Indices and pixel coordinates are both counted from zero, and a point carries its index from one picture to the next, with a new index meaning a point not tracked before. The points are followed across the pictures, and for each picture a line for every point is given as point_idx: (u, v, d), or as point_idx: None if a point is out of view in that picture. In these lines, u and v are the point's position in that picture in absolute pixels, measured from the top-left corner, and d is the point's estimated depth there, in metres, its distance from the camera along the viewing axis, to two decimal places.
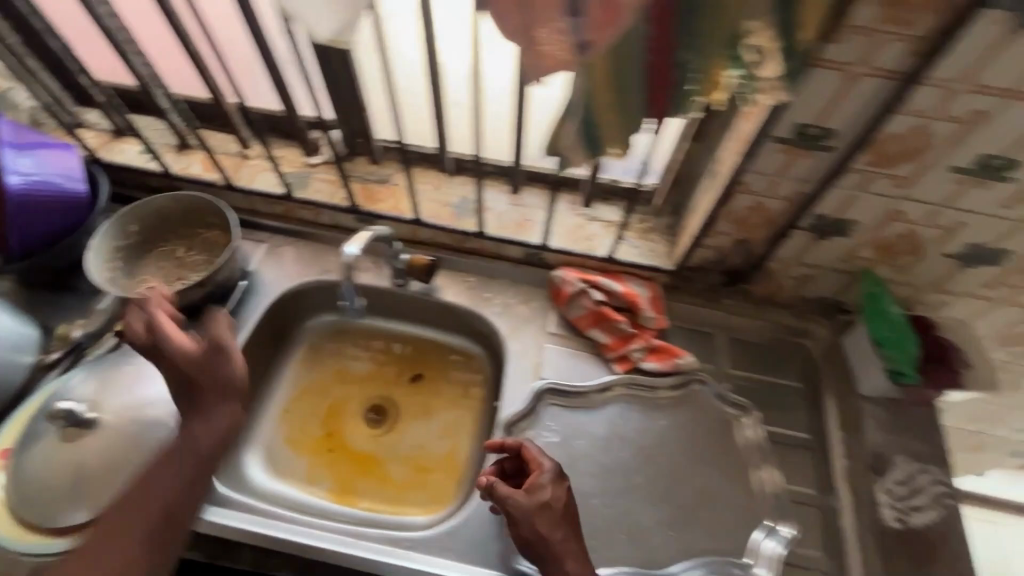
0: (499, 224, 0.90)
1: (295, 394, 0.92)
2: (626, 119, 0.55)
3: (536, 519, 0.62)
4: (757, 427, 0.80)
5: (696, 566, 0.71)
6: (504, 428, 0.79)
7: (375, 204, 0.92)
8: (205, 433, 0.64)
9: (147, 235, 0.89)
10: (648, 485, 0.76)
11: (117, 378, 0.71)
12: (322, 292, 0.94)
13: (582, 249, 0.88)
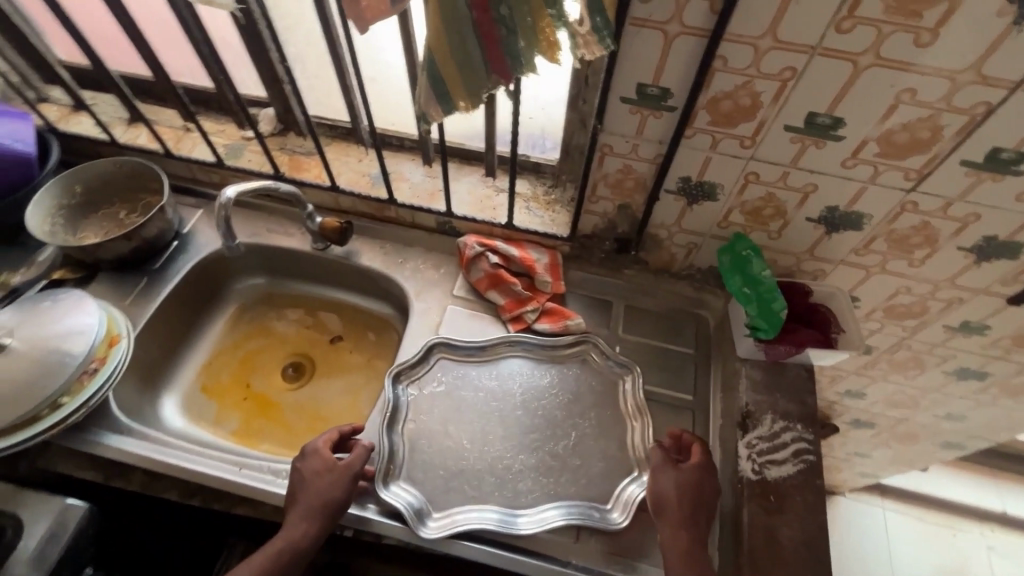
0: (412, 194, 0.96)
1: (221, 350, 0.99)
2: (466, 74, 0.61)
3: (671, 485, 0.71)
4: (637, 385, 0.83)
5: (555, 508, 0.73)
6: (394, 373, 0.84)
7: (299, 173, 0.99)
8: (335, 491, 0.69)
9: (91, 196, 0.98)
10: (521, 432, 0.80)
11: (38, 312, 0.78)
12: (249, 254, 1.00)
13: (486, 217, 0.94)
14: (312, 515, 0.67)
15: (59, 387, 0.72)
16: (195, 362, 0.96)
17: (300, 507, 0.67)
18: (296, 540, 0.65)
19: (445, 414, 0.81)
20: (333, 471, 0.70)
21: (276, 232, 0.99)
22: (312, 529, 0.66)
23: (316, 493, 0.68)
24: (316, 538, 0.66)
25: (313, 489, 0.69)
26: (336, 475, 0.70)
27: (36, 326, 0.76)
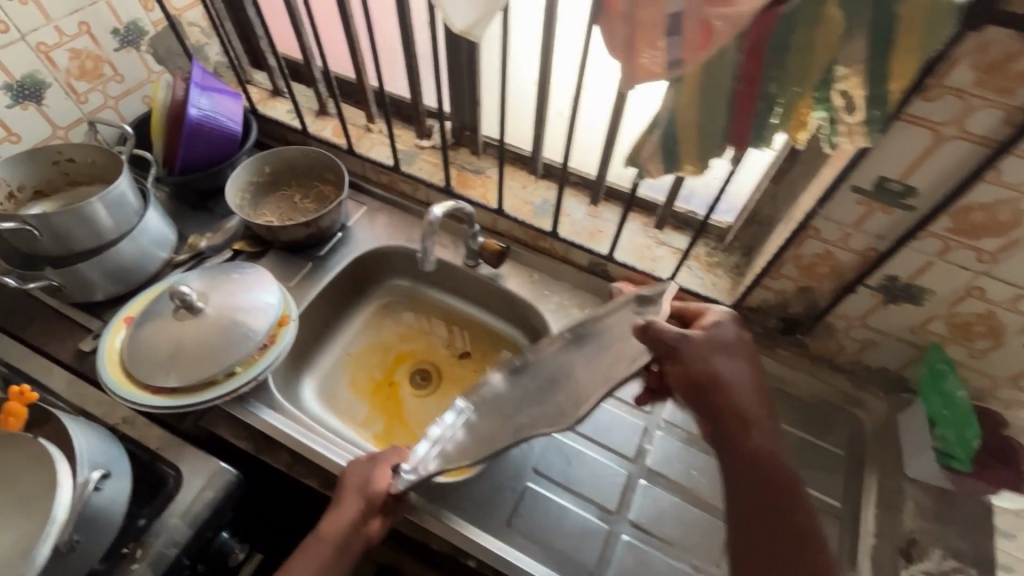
0: (572, 229, 0.96)
1: (364, 346, 1.03)
2: (705, 140, 0.59)
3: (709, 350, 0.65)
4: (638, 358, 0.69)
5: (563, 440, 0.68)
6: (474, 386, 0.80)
7: (465, 189, 1.01)
8: (369, 482, 0.71)
9: (276, 177, 1.05)
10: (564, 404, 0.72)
11: (225, 281, 0.83)
12: (402, 258, 1.04)
13: (645, 268, 0.92)
14: (347, 516, 0.69)
15: (238, 359, 0.77)
16: (337, 351, 1.01)
17: (337, 506, 0.70)
18: (334, 526, 0.69)
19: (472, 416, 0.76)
20: (372, 460, 0.74)
21: (431, 241, 1.03)
22: (346, 519, 0.69)
23: (351, 494, 0.71)
24: (350, 528, 0.69)
25: (349, 491, 0.71)
26: (366, 479, 0.72)
27: (225, 296, 0.81)
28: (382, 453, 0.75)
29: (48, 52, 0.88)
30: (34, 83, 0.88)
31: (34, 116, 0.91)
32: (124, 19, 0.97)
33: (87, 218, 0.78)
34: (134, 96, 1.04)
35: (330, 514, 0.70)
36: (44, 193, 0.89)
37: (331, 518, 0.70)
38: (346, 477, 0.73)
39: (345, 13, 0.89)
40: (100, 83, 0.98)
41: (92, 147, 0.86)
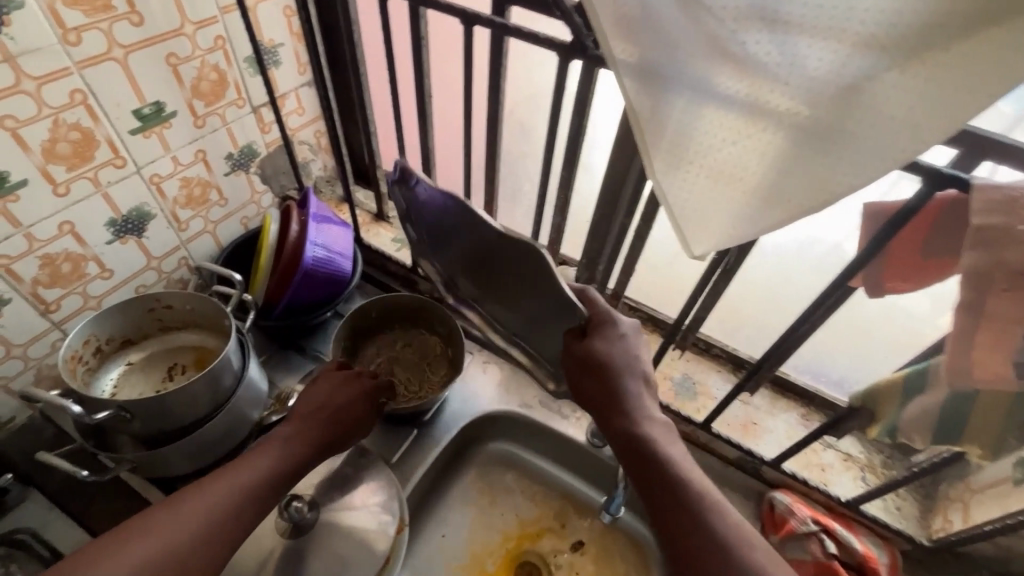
0: (723, 420, 0.84)
1: (458, 523, 0.86)
2: (1008, 426, 0.47)
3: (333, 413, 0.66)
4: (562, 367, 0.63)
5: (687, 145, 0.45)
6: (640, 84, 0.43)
7: None
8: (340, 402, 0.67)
9: (380, 320, 0.93)
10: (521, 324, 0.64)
11: (329, 474, 0.74)
12: (514, 422, 0.91)
13: (815, 479, 0.79)
14: (308, 438, 0.63)
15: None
16: (433, 530, 0.85)
17: (294, 432, 0.63)
18: (280, 440, 0.61)
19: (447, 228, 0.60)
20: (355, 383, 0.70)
21: (552, 408, 0.90)
22: (287, 446, 0.61)
23: (303, 441, 0.63)
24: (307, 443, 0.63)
25: (308, 414, 0.65)
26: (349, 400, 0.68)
27: (332, 495, 0.72)
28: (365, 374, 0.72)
29: (159, 183, 0.79)
30: (140, 216, 0.79)
31: (132, 250, 0.80)
32: (240, 143, 0.88)
33: (187, 394, 0.66)
34: (234, 219, 0.95)
35: (249, 453, 0.60)
36: (132, 341, 0.78)
37: (263, 452, 0.60)
38: (310, 399, 0.67)
39: (494, 165, 0.81)
40: (204, 209, 0.88)
41: (195, 295, 0.75)
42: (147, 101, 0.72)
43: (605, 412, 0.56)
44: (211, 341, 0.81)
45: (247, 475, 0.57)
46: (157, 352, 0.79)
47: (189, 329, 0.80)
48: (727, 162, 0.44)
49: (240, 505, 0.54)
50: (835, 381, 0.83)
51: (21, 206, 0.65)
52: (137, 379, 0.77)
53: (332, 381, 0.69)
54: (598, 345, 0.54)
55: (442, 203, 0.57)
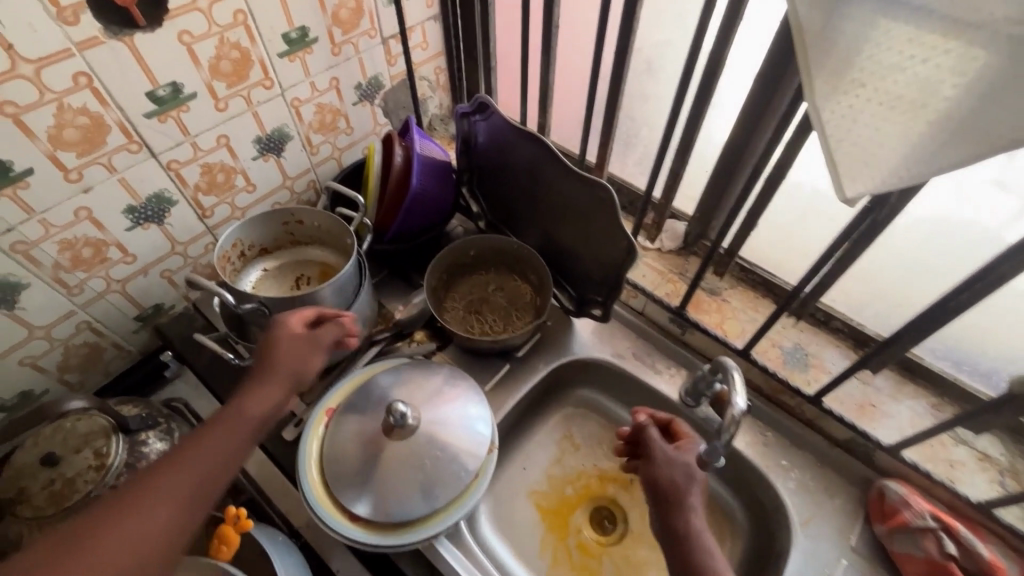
0: (837, 398, 0.78)
1: (539, 457, 0.89)
2: None
3: (279, 369, 0.57)
4: (617, 266, 0.78)
5: (855, 65, 0.41)
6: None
7: (698, 313, 0.86)
8: (292, 364, 0.58)
9: (476, 261, 0.96)
10: (590, 227, 0.79)
11: (428, 387, 0.76)
12: (604, 372, 0.90)
13: (941, 475, 0.71)
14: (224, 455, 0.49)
15: (447, 500, 0.69)
16: (517, 461, 0.88)
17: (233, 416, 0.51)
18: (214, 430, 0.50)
19: (536, 149, 0.80)
20: (307, 340, 0.60)
21: (644, 362, 0.88)
22: (229, 434, 0.50)
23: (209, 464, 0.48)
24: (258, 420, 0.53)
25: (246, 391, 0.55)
26: (303, 361, 0.59)
27: (433, 408, 0.74)
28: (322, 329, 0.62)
29: (298, 106, 0.85)
30: (280, 136, 0.86)
31: (272, 168, 0.88)
32: (368, 75, 0.93)
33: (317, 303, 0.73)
34: (357, 148, 1.00)
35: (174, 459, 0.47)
36: (268, 250, 0.88)
37: (200, 447, 0.48)
38: (260, 363, 0.57)
39: (616, 104, 0.78)
40: (333, 136, 0.94)
41: (325, 214, 0.82)
42: (295, 25, 0.77)
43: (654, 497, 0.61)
44: (333, 258, 0.88)
45: (139, 535, 0.42)
46: (288, 262, 0.88)
47: (317, 244, 0.89)
48: (909, 86, 0.39)
49: (185, 516, 0.45)
50: (982, 372, 0.72)
51: (190, 116, 0.73)
52: (271, 283, 0.86)
53: (258, 384, 0.55)
54: (655, 446, 0.65)
55: (524, 136, 0.81)
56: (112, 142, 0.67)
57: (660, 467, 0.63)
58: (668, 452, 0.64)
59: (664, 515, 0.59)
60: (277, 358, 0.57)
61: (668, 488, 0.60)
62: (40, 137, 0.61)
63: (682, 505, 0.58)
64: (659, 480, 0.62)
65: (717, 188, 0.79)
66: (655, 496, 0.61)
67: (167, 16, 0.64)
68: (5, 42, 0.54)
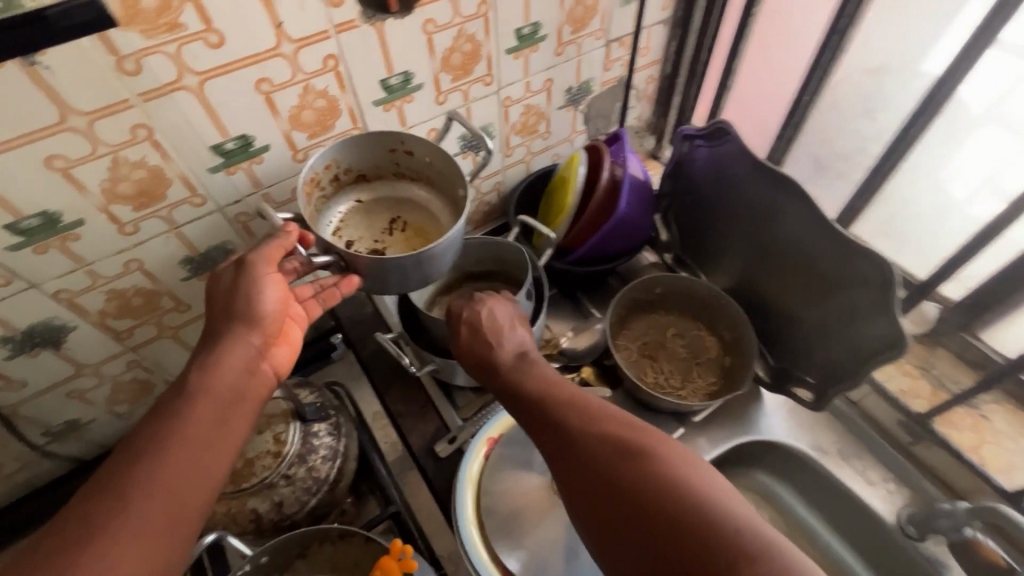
0: None
1: None
2: None
3: (233, 316, 0.52)
4: (860, 350, 0.63)
5: None
6: None
7: (946, 427, 0.68)
8: (247, 308, 0.53)
9: (660, 299, 0.85)
10: (830, 293, 0.65)
11: None
12: (799, 464, 0.75)
13: None
14: (209, 438, 0.45)
15: None
16: None
17: (193, 388, 0.47)
18: (175, 408, 0.46)
19: (779, 191, 0.67)
20: (249, 270, 0.53)
21: (852, 465, 0.72)
22: (198, 402, 0.47)
23: (188, 447, 0.44)
24: (230, 374, 0.50)
25: (200, 359, 0.50)
26: (249, 298, 0.53)
27: None
28: (258, 251, 0.54)
29: (508, 106, 0.80)
30: (483, 135, 0.81)
31: (467, 165, 0.84)
32: (581, 78, 0.85)
33: (425, 281, 0.61)
34: (549, 153, 0.94)
35: (146, 448, 0.43)
36: (367, 177, 0.73)
37: (169, 431, 0.44)
38: (212, 318, 0.53)
39: None
40: (530, 139, 0.88)
41: (439, 149, 0.66)
42: (530, 20, 0.70)
43: (503, 376, 0.55)
44: (438, 204, 0.74)
45: (136, 521, 0.39)
46: (385, 198, 0.75)
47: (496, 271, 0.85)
48: None
49: (184, 487, 0.42)
50: None
51: (412, 107, 0.70)
52: (363, 223, 0.74)
53: (218, 357, 0.50)
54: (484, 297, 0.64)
55: (763, 173, 0.68)
56: (339, 127, 0.66)
57: (472, 308, 0.62)
58: (486, 319, 0.61)
59: (521, 405, 0.51)
60: (219, 310, 0.53)
61: (487, 359, 0.57)
62: (282, 115, 0.60)
63: (510, 380, 0.54)
64: (526, 382, 0.53)
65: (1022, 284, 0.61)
66: (478, 364, 0.58)
67: (419, 3, 0.60)
68: (278, 20, 0.53)
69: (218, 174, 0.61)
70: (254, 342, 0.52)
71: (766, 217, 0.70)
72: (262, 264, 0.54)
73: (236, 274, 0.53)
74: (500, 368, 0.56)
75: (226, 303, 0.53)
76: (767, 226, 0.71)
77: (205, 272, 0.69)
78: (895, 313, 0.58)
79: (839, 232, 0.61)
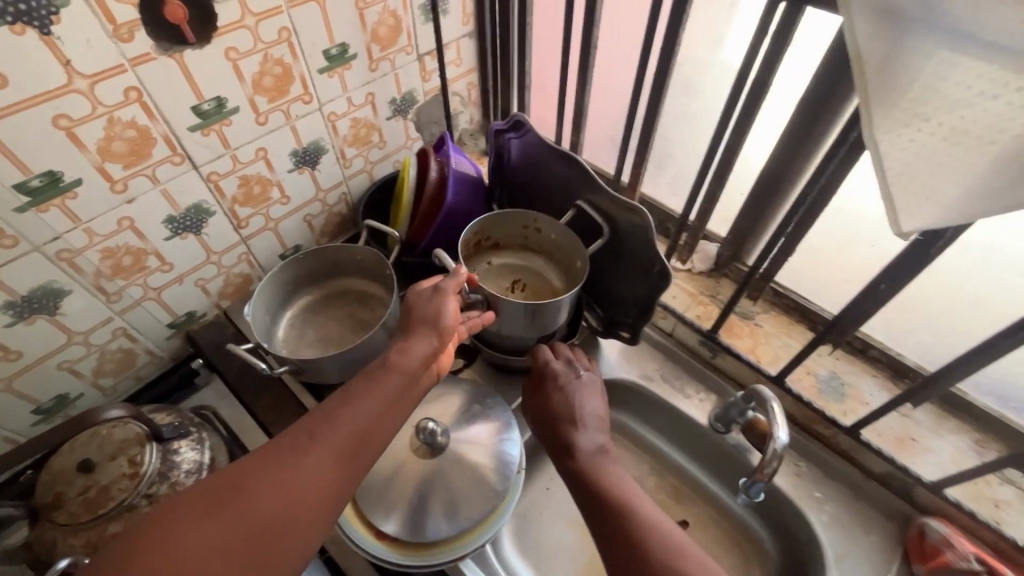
0: (874, 429, 0.75)
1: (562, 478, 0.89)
2: None
3: (420, 334, 0.59)
4: (647, 287, 0.77)
5: (917, 95, 0.39)
6: (873, 20, 0.39)
7: (731, 337, 0.84)
8: (431, 315, 0.60)
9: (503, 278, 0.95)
10: (620, 247, 0.79)
11: (460, 407, 0.75)
12: (634, 395, 0.89)
13: (984, 514, 0.68)
14: (399, 395, 0.54)
15: (473, 523, 0.68)
16: (541, 481, 0.88)
17: (372, 370, 0.55)
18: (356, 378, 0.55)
19: (569, 168, 0.80)
20: (450, 298, 0.61)
21: (672, 385, 0.86)
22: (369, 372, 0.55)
23: (372, 419, 0.51)
24: (410, 382, 0.55)
25: (387, 361, 0.56)
26: (435, 310, 0.60)
27: (462, 429, 0.73)
28: (446, 280, 0.64)
29: (334, 121, 0.87)
30: (315, 149, 0.87)
31: (306, 180, 0.89)
32: (403, 90, 0.93)
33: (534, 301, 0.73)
34: (389, 161, 1.01)
35: (338, 405, 0.52)
36: (499, 247, 0.91)
37: (359, 392, 0.53)
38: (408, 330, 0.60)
39: (650, 123, 0.77)
40: (366, 149, 0.95)
41: (563, 224, 0.82)
42: (335, 42, 0.78)
43: (560, 432, 0.67)
44: (552, 273, 0.88)
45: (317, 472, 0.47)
46: (511, 264, 0.90)
47: (349, 273, 0.93)
48: (975, 121, 0.38)
49: (362, 440, 0.50)
50: None
51: (232, 129, 0.74)
52: (491, 281, 0.88)
53: (404, 349, 0.57)
54: (552, 365, 0.73)
55: (556, 155, 0.81)
56: (156, 154, 0.68)
57: (551, 395, 0.70)
58: (558, 369, 0.72)
59: (576, 472, 0.62)
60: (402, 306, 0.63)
61: (566, 442, 0.65)
62: (90, 149, 0.62)
63: (596, 467, 0.62)
64: (575, 443, 0.64)
65: (752, 214, 0.78)
66: (556, 442, 0.66)
67: (215, 33, 0.65)
68: (63, 58, 0.56)
69: (27, 213, 0.61)
70: (433, 344, 0.58)
71: (565, 192, 0.83)
72: (434, 290, 0.62)
73: (432, 295, 0.62)
74: (578, 451, 0.64)
75: (413, 314, 0.61)
76: (566, 200, 0.83)
77: (32, 316, 0.68)
78: (657, 252, 0.72)
79: (609, 194, 0.75)
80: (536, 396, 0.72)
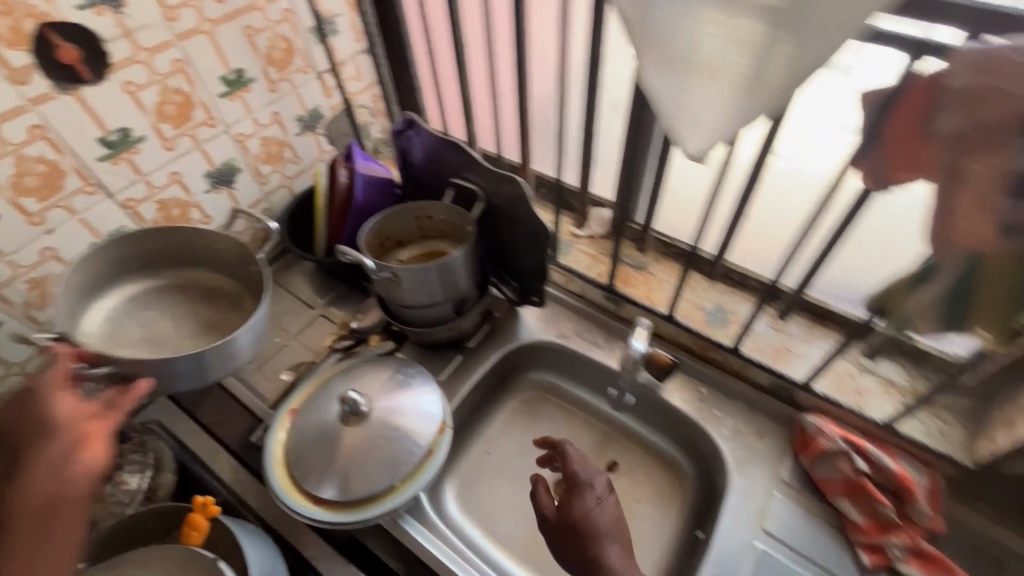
0: (754, 345, 0.85)
1: (499, 439, 0.96)
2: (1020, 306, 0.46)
3: (42, 419, 0.57)
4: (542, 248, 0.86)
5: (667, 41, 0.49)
6: None
7: (628, 287, 0.94)
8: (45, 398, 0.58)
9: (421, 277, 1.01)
10: (511, 217, 0.87)
11: (383, 379, 0.82)
12: (554, 354, 0.97)
13: (849, 402, 0.78)
14: (47, 502, 0.52)
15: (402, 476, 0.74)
16: (480, 446, 0.95)
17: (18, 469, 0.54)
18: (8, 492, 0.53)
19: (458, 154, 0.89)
20: (53, 385, 0.59)
21: (585, 339, 0.95)
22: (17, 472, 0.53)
23: (44, 499, 0.52)
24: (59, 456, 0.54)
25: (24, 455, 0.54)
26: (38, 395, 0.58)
27: (386, 397, 0.79)
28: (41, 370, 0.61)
29: (244, 141, 0.94)
30: (229, 169, 0.94)
31: (225, 199, 0.96)
32: (308, 107, 1.01)
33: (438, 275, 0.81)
34: (306, 175, 1.09)
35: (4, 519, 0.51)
36: (402, 244, 0.97)
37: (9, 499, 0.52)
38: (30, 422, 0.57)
39: (523, 105, 0.87)
40: (281, 165, 1.02)
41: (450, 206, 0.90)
42: (231, 68, 0.85)
43: (585, 550, 0.68)
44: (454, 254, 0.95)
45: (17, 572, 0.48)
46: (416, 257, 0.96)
47: (193, 263, 0.87)
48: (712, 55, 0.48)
49: (50, 518, 0.51)
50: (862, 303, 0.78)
51: (142, 157, 0.81)
52: None
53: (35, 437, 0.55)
54: (580, 475, 0.73)
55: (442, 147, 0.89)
56: (69, 186, 0.75)
57: (586, 505, 0.70)
58: (586, 480, 0.72)
59: None
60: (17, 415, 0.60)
61: (596, 557, 0.66)
62: (3, 185, 0.68)
63: None
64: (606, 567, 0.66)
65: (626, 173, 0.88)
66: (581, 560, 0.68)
67: (110, 70, 0.72)
68: None
69: None
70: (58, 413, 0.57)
71: (459, 177, 0.91)
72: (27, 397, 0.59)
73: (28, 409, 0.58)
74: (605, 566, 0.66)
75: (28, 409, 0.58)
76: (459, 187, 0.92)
77: None
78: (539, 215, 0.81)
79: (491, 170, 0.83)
80: (562, 510, 0.71)
